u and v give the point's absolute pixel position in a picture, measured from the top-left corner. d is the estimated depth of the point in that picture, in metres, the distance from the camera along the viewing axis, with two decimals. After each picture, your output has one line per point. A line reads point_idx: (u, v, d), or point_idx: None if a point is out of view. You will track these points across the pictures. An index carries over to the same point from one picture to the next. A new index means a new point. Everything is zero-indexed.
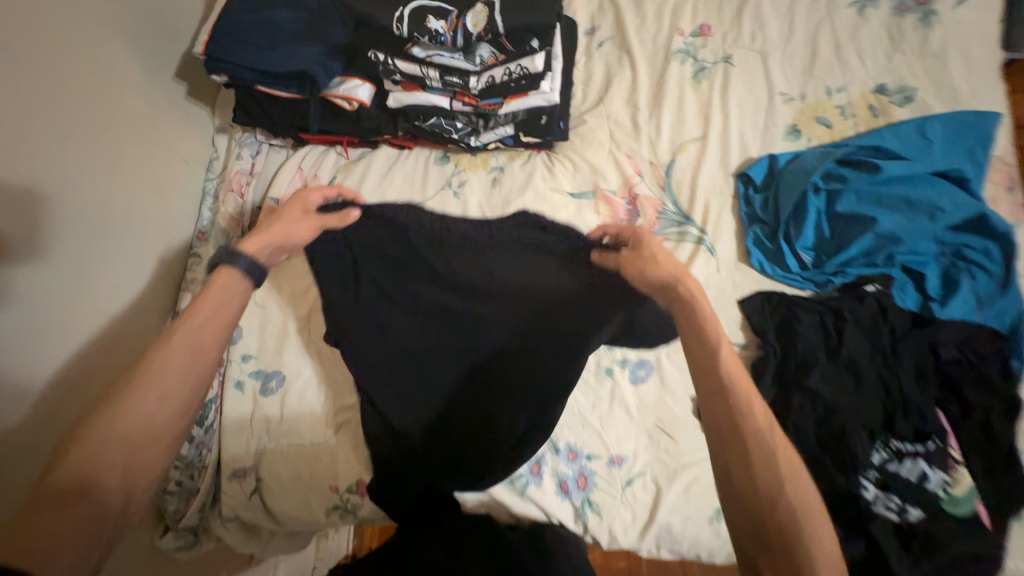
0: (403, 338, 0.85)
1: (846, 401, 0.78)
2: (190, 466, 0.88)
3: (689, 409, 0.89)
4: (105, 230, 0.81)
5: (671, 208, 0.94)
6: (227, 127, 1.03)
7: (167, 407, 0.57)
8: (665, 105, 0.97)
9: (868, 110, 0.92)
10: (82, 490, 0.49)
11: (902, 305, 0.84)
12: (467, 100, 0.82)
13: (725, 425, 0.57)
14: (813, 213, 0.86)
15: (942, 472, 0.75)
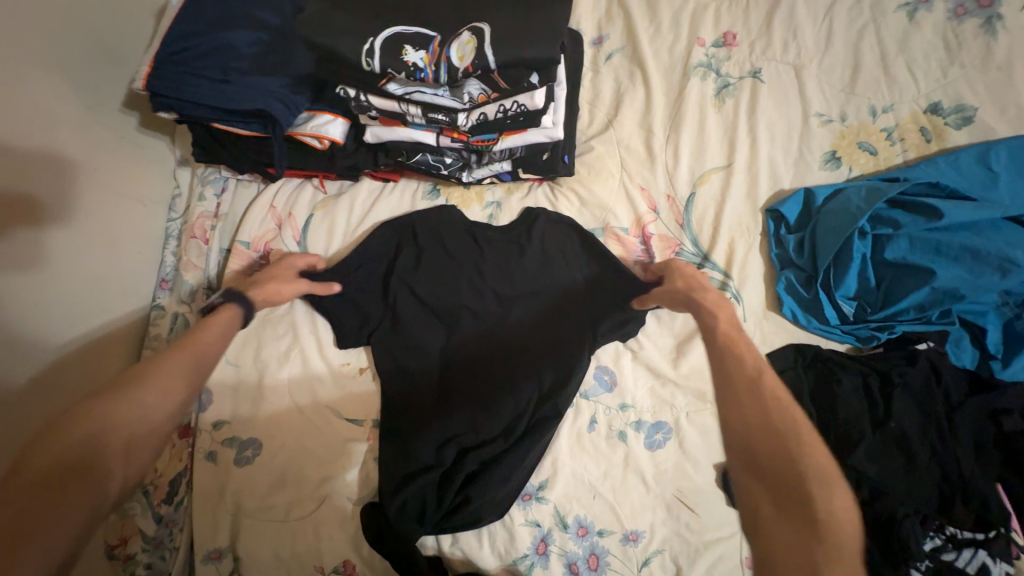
0: (398, 380, 0.83)
1: (897, 485, 0.68)
2: (161, 548, 0.80)
3: (711, 478, 0.79)
4: (53, 301, 0.72)
5: (691, 248, 0.83)
6: (189, 159, 0.91)
7: (166, 404, 0.55)
8: (685, 128, 0.85)
9: (919, 134, 0.79)
10: (88, 464, 0.47)
11: (956, 364, 0.74)
12: (456, 136, 0.70)
13: (755, 412, 0.53)
14: (857, 260, 0.74)
15: (1005, 564, 0.66)
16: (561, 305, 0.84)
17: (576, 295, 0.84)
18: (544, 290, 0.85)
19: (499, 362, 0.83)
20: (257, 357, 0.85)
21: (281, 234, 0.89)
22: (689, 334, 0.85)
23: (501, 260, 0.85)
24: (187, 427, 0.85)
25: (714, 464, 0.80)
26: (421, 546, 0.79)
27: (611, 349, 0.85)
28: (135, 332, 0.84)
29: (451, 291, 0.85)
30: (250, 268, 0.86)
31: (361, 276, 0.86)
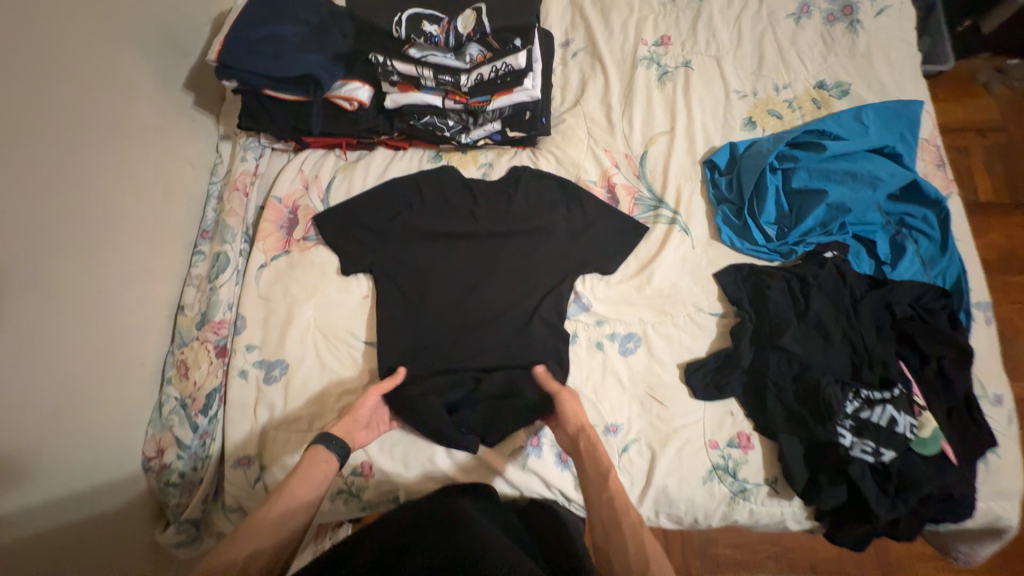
0: (409, 308, 0.98)
1: (818, 357, 0.86)
2: (195, 456, 0.88)
3: (676, 375, 0.94)
4: (121, 232, 0.85)
5: (647, 194, 1.04)
6: (232, 134, 1.10)
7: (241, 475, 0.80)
8: (636, 104, 1.08)
9: (811, 103, 1.04)
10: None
11: (857, 270, 0.93)
12: (458, 98, 0.91)
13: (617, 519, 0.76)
14: (771, 191, 0.96)
15: (909, 416, 0.81)
16: (542, 247, 1.01)
17: (558, 239, 1.02)
18: (531, 229, 1.02)
19: (495, 289, 0.99)
20: (286, 291, 0.98)
21: (308, 193, 1.06)
22: (650, 259, 1.01)
23: (496, 210, 1.03)
24: (223, 347, 0.94)
25: (678, 364, 0.95)
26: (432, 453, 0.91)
27: (586, 278, 1.01)
28: (180, 271, 0.98)
29: (454, 234, 1.02)
30: (281, 219, 1.04)
31: (376, 222, 1.02)
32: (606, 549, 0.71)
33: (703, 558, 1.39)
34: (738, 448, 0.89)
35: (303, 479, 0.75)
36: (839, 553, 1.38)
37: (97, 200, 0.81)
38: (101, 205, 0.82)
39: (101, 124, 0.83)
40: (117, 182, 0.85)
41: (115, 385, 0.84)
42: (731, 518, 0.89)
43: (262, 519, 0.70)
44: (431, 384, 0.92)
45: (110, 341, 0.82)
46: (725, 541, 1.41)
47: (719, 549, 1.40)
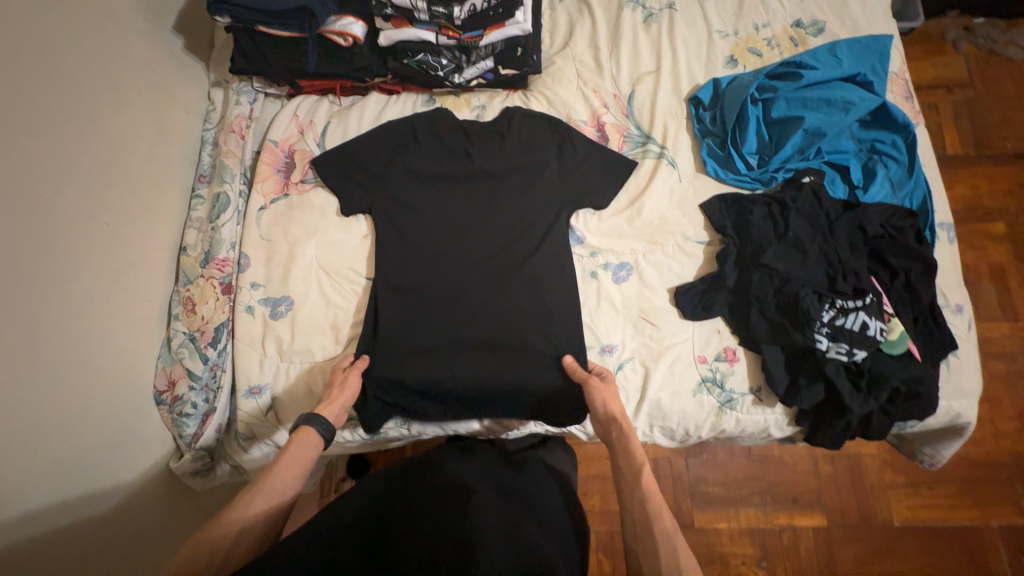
0: (409, 246, 1.01)
1: (797, 271, 0.92)
2: (207, 388, 0.91)
3: (666, 299, 0.99)
4: (121, 169, 0.87)
5: (635, 131, 1.08)
6: (223, 81, 1.10)
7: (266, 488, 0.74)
8: (622, 45, 1.11)
9: (790, 41, 1.09)
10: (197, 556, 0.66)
11: (832, 195, 0.99)
12: (451, 33, 0.97)
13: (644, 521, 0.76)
14: (753, 121, 1.01)
15: (879, 321, 0.88)
16: (536, 186, 1.04)
17: (550, 176, 1.04)
18: (524, 168, 1.04)
19: (493, 228, 1.02)
20: (287, 231, 1.00)
21: (303, 138, 1.07)
22: (640, 193, 1.05)
23: (488, 151, 1.05)
24: (228, 284, 0.95)
25: (668, 289, 1.00)
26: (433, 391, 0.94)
27: (580, 212, 1.05)
28: (179, 214, 1.00)
29: (450, 177, 1.04)
30: (278, 163, 1.05)
31: (372, 162, 1.03)
32: (642, 551, 0.74)
33: (693, 495, 1.48)
34: (725, 361, 0.95)
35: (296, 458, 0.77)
36: (821, 482, 1.48)
37: (95, 133, 0.82)
38: (98, 138, 0.83)
39: (94, 60, 0.84)
40: (112, 117, 0.86)
41: (125, 318, 0.86)
42: (720, 427, 0.96)
43: (256, 502, 0.71)
44: (434, 318, 0.96)
45: (116, 273, 0.84)
46: (715, 479, 1.49)
47: (709, 485, 1.48)
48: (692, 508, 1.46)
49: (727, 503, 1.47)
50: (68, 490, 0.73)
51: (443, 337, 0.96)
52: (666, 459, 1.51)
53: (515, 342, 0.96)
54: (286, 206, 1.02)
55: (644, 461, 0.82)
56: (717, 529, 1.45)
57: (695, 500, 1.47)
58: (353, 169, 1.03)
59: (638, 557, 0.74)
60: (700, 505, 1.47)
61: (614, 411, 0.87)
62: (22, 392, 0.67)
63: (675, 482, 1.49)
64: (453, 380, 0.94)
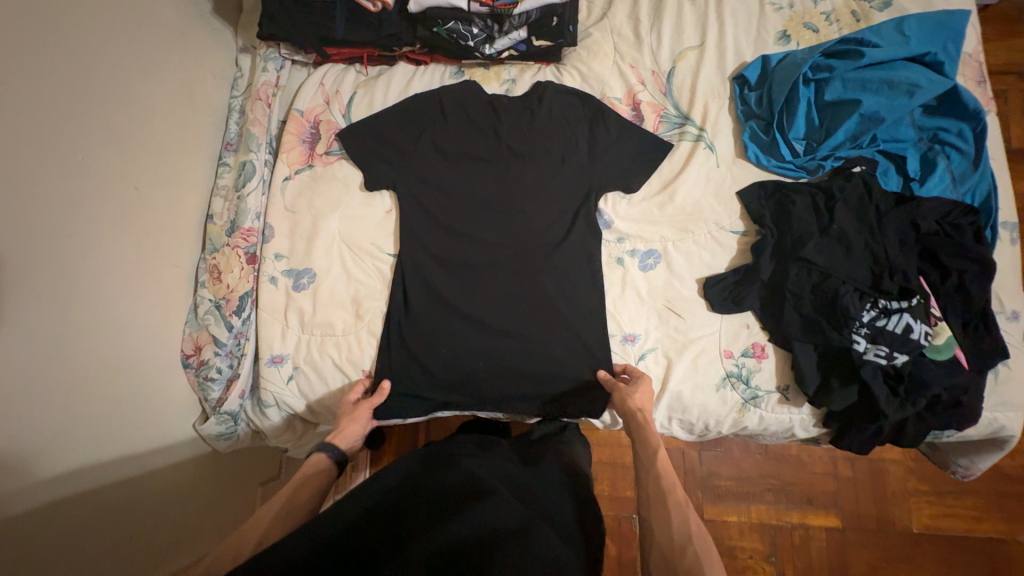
0: (430, 224, 0.99)
1: (839, 267, 0.86)
2: (231, 355, 0.92)
3: (694, 290, 0.96)
4: (151, 133, 0.87)
5: (673, 111, 1.02)
6: (250, 46, 1.08)
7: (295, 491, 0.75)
8: (665, 17, 1.04)
9: (850, 15, 0.99)
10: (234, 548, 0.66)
11: (884, 187, 0.92)
12: (484, 0, 0.94)
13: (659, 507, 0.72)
14: (803, 104, 0.93)
15: (924, 324, 0.83)
16: (564, 168, 1.00)
17: (580, 157, 1.00)
18: (552, 148, 1.01)
19: (518, 208, 1.00)
20: (311, 204, 1.00)
21: (329, 108, 1.05)
22: (674, 177, 1.00)
23: (516, 128, 1.01)
24: (252, 255, 0.96)
25: (697, 279, 0.96)
26: (450, 371, 0.94)
27: (609, 196, 1.01)
28: (206, 181, 1.00)
29: (476, 155, 1.01)
30: (303, 133, 1.03)
31: (398, 136, 1.01)
32: (656, 527, 0.70)
33: (704, 488, 1.46)
34: (752, 357, 0.92)
35: (310, 482, 0.77)
36: (840, 484, 1.44)
37: (124, 97, 0.82)
38: (128, 103, 0.83)
39: (122, 22, 0.83)
40: (143, 83, 0.86)
41: (153, 282, 0.87)
42: (742, 424, 0.94)
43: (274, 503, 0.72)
44: (453, 298, 0.96)
45: (146, 240, 0.85)
46: (728, 474, 1.47)
47: (722, 479, 1.46)
48: (702, 500, 1.45)
49: (739, 498, 1.45)
50: (99, 450, 0.76)
51: (461, 317, 0.95)
52: (678, 451, 1.49)
53: (533, 327, 0.95)
54: (313, 179, 1.01)
55: (657, 445, 0.81)
56: (727, 522, 1.44)
57: (706, 493, 1.46)
58: (378, 142, 1.01)
59: (652, 531, 0.71)
60: (710, 498, 1.45)
61: (632, 404, 0.86)
62: (57, 353, 0.69)
63: (686, 474, 1.47)
64: (470, 361, 0.94)
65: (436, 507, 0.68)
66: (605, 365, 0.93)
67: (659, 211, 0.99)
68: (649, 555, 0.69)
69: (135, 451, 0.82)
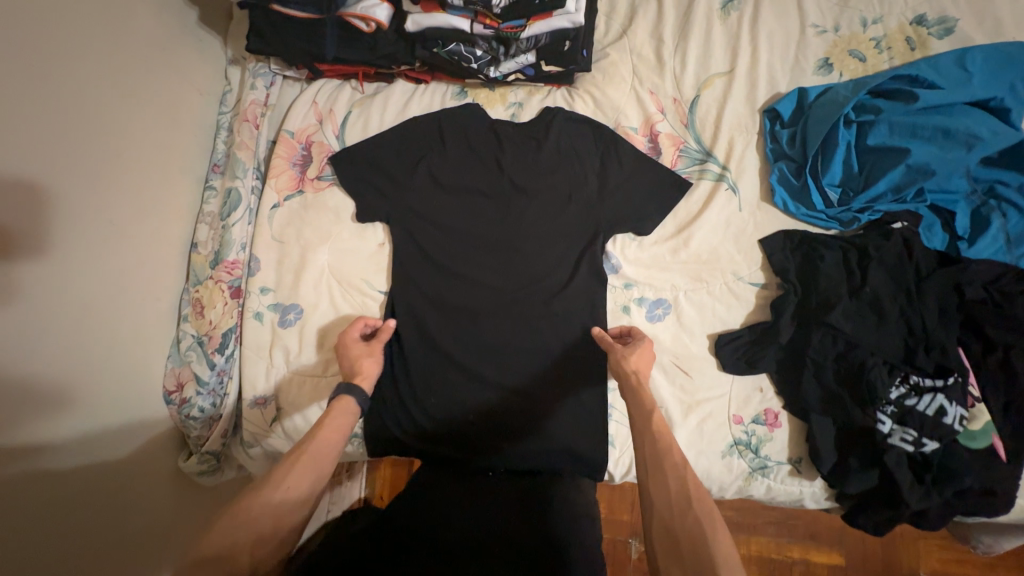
0: (424, 256, 0.93)
1: (868, 337, 0.78)
2: (214, 393, 0.89)
3: (705, 346, 0.88)
4: (133, 161, 0.81)
5: (693, 146, 0.93)
6: (240, 59, 1.01)
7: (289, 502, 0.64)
8: (692, 38, 0.94)
9: (904, 43, 0.88)
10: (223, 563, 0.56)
11: (927, 245, 0.83)
12: (489, 22, 0.85)
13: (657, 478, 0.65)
14: (841, 147, 0.83)
15: (960, 407, 0.75)
16: (571, 204, 0.92)
17: (589, 193, 0.92)
18: (559, 182, 0.93)
19: (520, 246, 0.93)
20: (300, 234, 0.94)
21: (322, 128, 0.98)
22: (691, 220, 0.91)
23: (521, 158, 0.93)
24: (236, 288, 0.91)
25: (708, 334, 0.88)
26: (439, 419, 0.90)
27: (618, 238, 0.93)
28: (191, 206, 0.95)
29: (476, 187, 0.94)
30: (294, 156, 0.97)
31: (394, 163, 0.94)
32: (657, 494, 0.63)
33: None
34: (764, 425, 0.85)
35: (334, 426, 0.72)
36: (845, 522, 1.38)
37: (102, 125, 0.76)
38: (105, 132, 0.77)
39: (98, 43, 0.76)
40: (122, 107, 0.79)
41: (134, 318, 0.83)
42: (746, 493, 0.87)
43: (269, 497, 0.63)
44: (445, 340, 0.91)
45: (125, 277, 0.81)
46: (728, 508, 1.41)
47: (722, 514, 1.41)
48: None
49: (738, 531, 1.39)
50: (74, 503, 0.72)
51: (453, 359, 0.91)
52: None
53: (528, 376, 0.89)
54: (303, 207, 0.95)
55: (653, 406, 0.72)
56: None
57: None
58: (372, 169, 0.94)
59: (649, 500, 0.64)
60: None
61: (626, 366, 0.79)
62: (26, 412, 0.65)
63: None
64: (461, 406, 0.89)
65: (428, 552, 0.68)
66: (602, 422, 0.88)
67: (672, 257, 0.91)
68: (649, 521, 0.62)
69: (110, 474, 0.78)
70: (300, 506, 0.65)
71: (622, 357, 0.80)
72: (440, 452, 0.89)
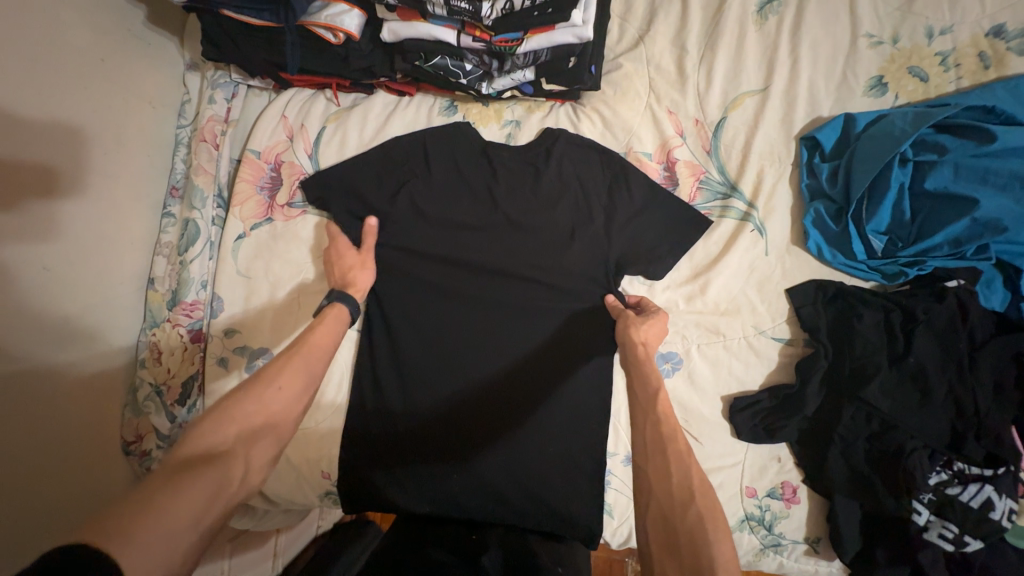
0: (406, 296, 0.83)
1: (908, 417, 0.69)
2: (175, 445, 0.83)
3: (718, 410, 0.78)
4: (70, 194, 0.70)
5: (716, 177, 0.80)
6: (199, 63, 0.89)
7: (282, 404, 0.58)
8: (720, 48, 0.80)
9: (976, 60, 0.73)
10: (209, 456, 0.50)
11: (985, 306, 0.71)
12: (478, 34, 0.71)
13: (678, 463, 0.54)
14: (894, 190, 0.71)
15: (1010, 500, 0.66)
16: (573, 241, 0.80)
17: (591, 229, 0.80)
18: (556, 216, 0.81)
19: (514, 285, 0.82)
20: (269, 267, 0.84)
21: (292, 146, 0.86)
22: (709, 264, 0.80)
23: (513, 190, 0.81)
24: (198, 331, 0.84)
25: (722, 396, 0.78)
26: (423, 480, 0.81)
27: (626, 281, 0.82)
28: (147, 237, 0.84)
29: (469, 222, 0.82)
30: (261, 179, 0.86)
31: (375, 190, 0.82)
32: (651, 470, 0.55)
33: None
34: (780, 500, 0.76)
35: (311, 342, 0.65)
36: None
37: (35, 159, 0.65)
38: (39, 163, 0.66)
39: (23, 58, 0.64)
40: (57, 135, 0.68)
41: (79, 374, 0.73)
42: (756, 566, 0.80)
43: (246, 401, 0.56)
44: (429, 389, 0.82)
45: (69, 329, 0.71)
46: None
47: None
48: None
49: None
50: None
51: (437, 412, 0.82)
52: None
53: (519, 434, 0.80)
54: (272, 237, 0.85)
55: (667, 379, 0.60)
56: None
57: None
58: (350, 198, 0.83)
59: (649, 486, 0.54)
60: None
61: (634, 337, 0.69)
62: None
63: None
64: (445, 467, 0.80)
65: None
66: (598, 489, 0.80)
67: (686, 305, 0.80)
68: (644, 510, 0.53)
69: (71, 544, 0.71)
70: (290, 407, 0.59)
71: (626, 329, 0.71)
72: (418, 514, 0.80)
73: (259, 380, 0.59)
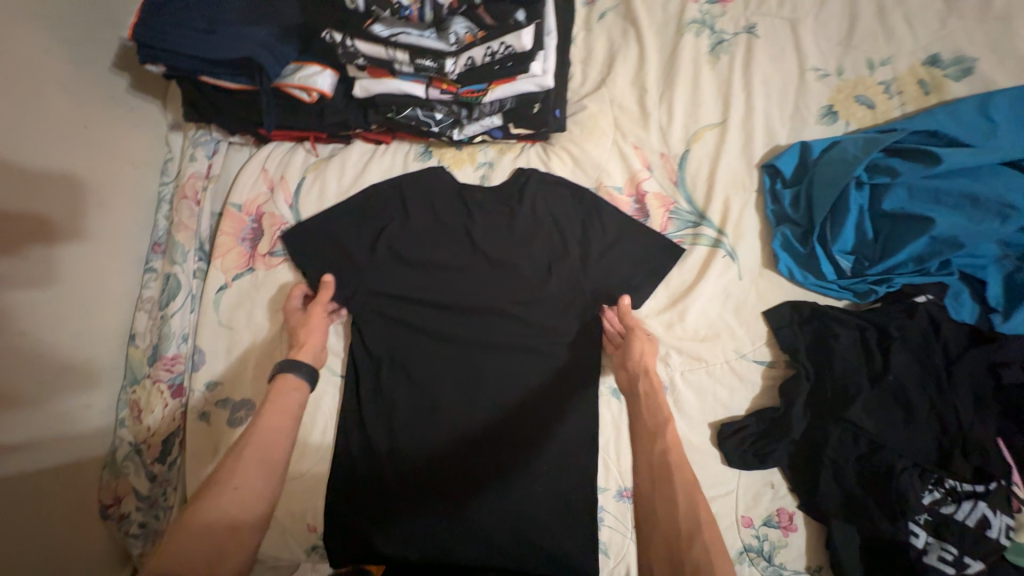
0: (388, 338, 0.83)
1: (893, 435, 0.69)
2: (154, 506, 0.81)
3: (707, 438, 0.77)
4: (52, 255, 0.71)
5: (685, 207, 0.83)
6: (182, 124, 0.92)
7: (243, 502, 0.62)
8: (677, 86, 0.84)
9: (917, 87, 0.78)
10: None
11: (956, 319, 0.73)
12: (445, 87, 0.75)
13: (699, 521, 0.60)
14: (853, 212, 0.74)
15: (1005, 515, 0.66)
16: (551, 276, 0.82)
17: (567, 263, 0.81)
18: (532, 252, 0.82)
19: (494, 322, 0.82)
20: (251, 317, 0.84)
21: (273, 197, 0.88)
22: (685, 291, 0.81)
23: (489, 229, 0.83)
24: (178, 385, 0.83)
25: (709, 423, 0.77)
26: (411, 530, 0.78)
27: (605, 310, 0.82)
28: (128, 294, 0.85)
29: (448, 263, 0.83)
30: (242, 230, 0.87)
31: (354, 236, 0.84)
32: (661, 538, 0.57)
33: None
34: (777, 528, 0.74)
35: (281, 407, 0.69)
36: None
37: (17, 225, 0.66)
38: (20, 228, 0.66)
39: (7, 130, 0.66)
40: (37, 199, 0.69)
41: (55, 438, 0.72)
42: None
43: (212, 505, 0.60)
44: (415, 433, 0.80)
45: (46, 391, 0.70)
46: None
47: None
48: None
49: None
50: None
51: (424, 455, 0.80)
52: None
53: (508, 474, 0.79)
54: (253, 287, 0.85)
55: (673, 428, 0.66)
56: None
57: None
58: (331, 245, 0.84)
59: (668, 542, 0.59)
60: None
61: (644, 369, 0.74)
62: None
63: None
64: (433, 513, 0.78)
65: None
66: (591, 527, 0.78)
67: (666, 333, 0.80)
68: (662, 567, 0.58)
69: None
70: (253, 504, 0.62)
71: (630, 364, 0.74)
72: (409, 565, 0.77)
73: (216, 481, 0.62)
